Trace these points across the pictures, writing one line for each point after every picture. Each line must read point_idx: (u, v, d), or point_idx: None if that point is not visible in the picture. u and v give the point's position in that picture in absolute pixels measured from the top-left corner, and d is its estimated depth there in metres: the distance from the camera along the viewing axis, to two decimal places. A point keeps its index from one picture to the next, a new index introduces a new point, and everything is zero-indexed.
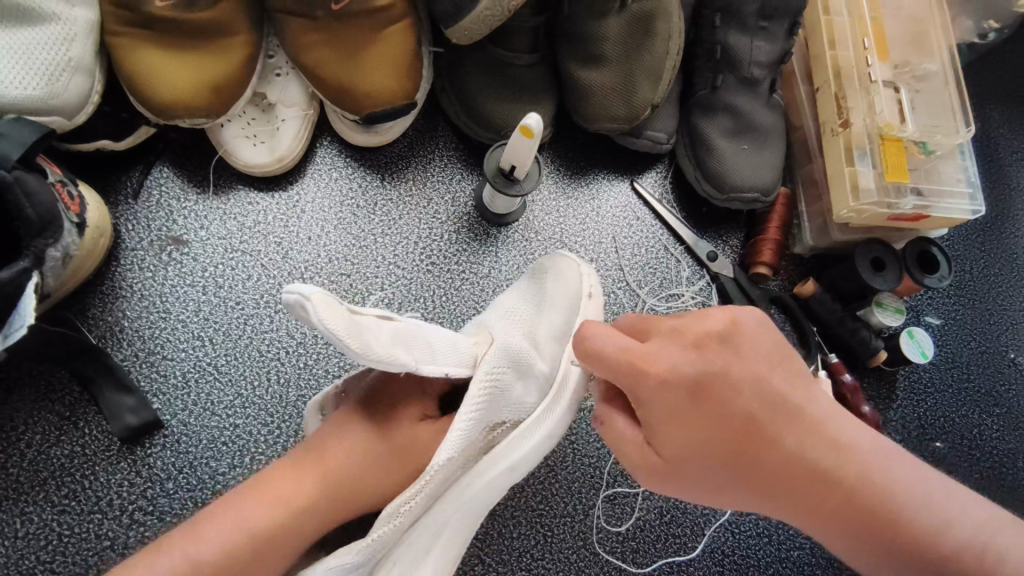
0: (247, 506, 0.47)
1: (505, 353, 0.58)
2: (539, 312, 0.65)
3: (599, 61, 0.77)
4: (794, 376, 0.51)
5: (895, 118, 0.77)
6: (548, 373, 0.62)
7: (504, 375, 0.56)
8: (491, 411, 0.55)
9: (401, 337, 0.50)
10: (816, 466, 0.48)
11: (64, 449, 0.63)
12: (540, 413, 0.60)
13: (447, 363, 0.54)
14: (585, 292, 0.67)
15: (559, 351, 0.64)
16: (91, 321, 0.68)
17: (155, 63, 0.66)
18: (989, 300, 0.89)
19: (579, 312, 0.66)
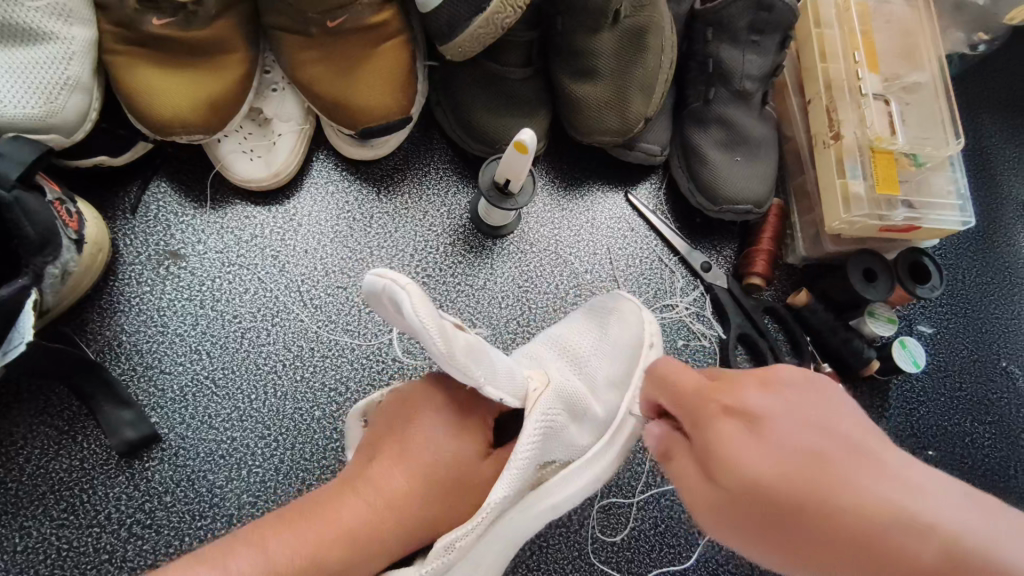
0: (310, 525, 0.46)
1: (560, 394, 0.57)
2: (597, 350, 0.66)
3: (592, 76, 0.78)
4: (877, 436, 0.40)
5: (885, 131, 0.78)
6: (603, 417, 0.63)
7: (559, 417, 0.56)
8: (543, 450, 0.56)
9: (473, 348, 0.51)
10: (864, 525, 0.35)
11: (63, 463, 0.64)
12: (591, 455, 0.62)
13: (504, 389, 0.53)
14: (644, 341, 0.68)
15: (615, 400, 0.65)
16: (89, 336, 0.68)
17: (153, 81, 0.67)
18: (981, 309, 0.90)
19: (639, 362, 0.66)
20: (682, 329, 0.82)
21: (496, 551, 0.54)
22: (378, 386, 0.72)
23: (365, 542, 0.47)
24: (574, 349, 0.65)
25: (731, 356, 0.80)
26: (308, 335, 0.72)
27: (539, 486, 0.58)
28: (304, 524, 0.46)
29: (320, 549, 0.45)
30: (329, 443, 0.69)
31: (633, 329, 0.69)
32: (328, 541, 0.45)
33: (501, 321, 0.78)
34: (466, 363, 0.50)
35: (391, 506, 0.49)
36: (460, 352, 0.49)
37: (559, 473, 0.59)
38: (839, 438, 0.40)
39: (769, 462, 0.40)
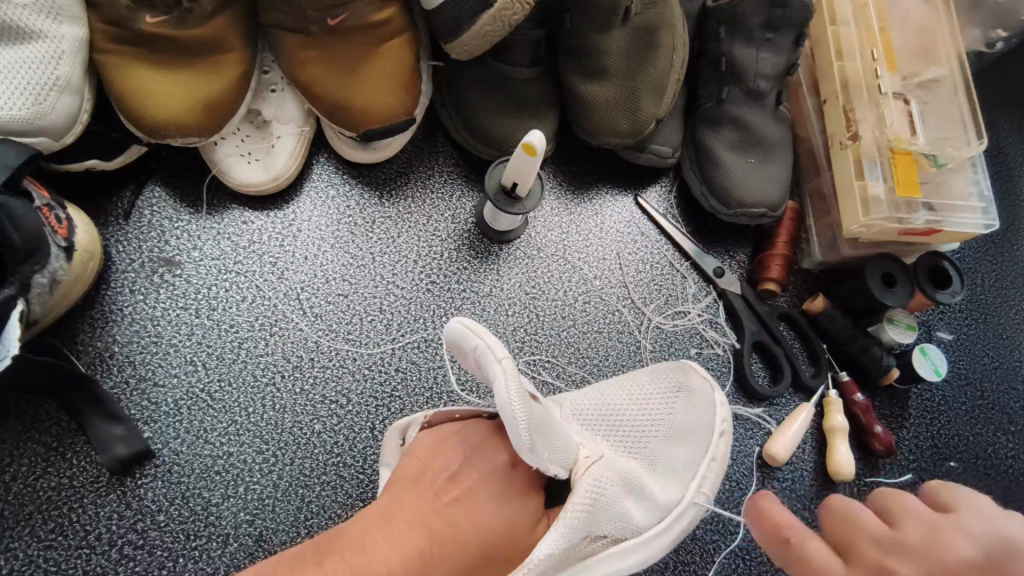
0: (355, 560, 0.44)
1: (612, 468, 0.54)
2: (657, 425, 0.61)
3: (602, 75, 0.76)
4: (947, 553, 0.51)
5: (905, 130, 0.75)
6: (660, 498, 0.58)
7: (608, 491, 0.53)
8: (591, 523, 0.51)
9: (538, 420, 0.49)
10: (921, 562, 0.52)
11: (51, 481, 0.61)
12: (646, 537, 0.55)
13: (554, 464, 0.51)
14: (715, 428, 0.61)
15: (676, 491, 0.59)
16: (79, 347, 0.65)
17: (144, 82, 0.64)
18: (1001, 314, 0.88)
19: (707, 450, 0.60)
20: (695, 336, 0.79)
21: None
22: (381, 398, 0.69)
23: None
24: (632, 422, 0.61)
25: (747, 366, 0.77)
26: (307, 345, 0.70)
27: (586, 558, 0.52)
28: (341, 564, 0.43)
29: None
30: (330, 459, 0.66)
31: (703, 411, 0.62)
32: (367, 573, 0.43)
33: (508, 330, 0.75)
34: (530, 440, 0.48)
35: (431, 547, 0.46)
36: (532, 432, 0.48)
37: (609, 547, 0.53)
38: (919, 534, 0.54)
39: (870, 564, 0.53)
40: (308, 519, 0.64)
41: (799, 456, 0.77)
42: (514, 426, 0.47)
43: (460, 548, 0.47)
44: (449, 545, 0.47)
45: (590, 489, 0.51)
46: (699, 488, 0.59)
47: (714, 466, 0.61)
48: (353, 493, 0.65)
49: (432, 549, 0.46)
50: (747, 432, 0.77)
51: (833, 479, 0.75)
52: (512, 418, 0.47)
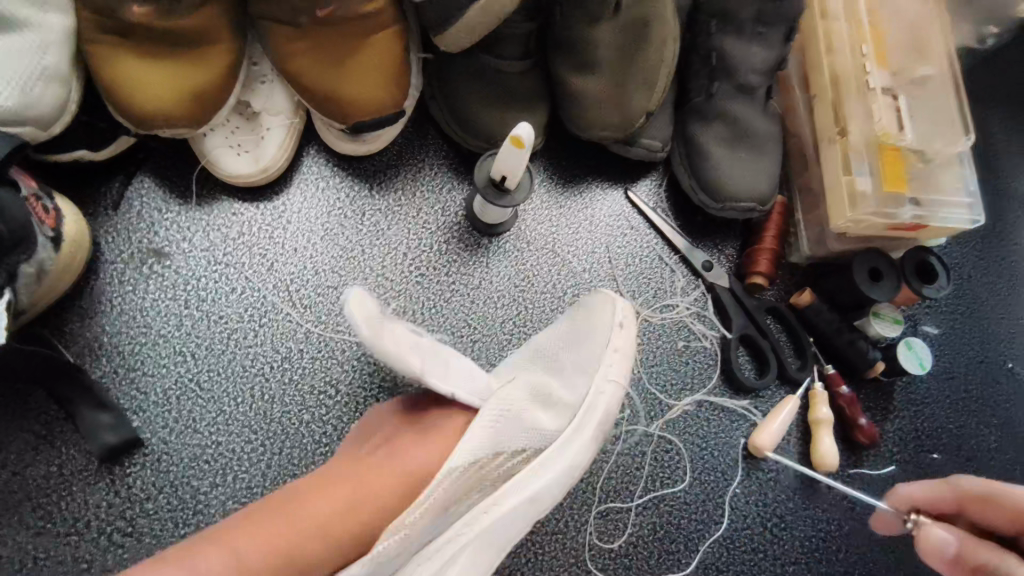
0: (290, 516, 0.45)
1: (526, 386, 0.59)
2: (565, 342, 0.65)
3: (592, 69, 0.75)
4: None
5: (894, 125, 0.75)
6: (570, 400, 0.62)
7: (518, 403, 0.57)
8: (502, 436, 0.55)
9: (421, 346, 0.55)
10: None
11: (40, 469, 0.62)
12: (564, 440, 0.60)
13: (458, 385, 0.55)
14: (614, 323, 0.66)
15: (585, 381, 0.63)
16: (69, 337, 0.66)
17: (132, 73, 0.64)
18: (987, 309, 0.88)
19: (609, 344, 0.65)
20: (683, 329, 0.80)
21: (478, 549, 0.54)
22: (369, 389, 0.70)
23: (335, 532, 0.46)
24: (561, 359, 0.64)
25: (733, 358, 0.78)
26: (297, 336, 0.70)
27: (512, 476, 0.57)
28: (276, 518, 0.45)
29: (290, 543, 0.44)
30: (318, 449, 0.67)
31: (604, 316, 0.66)
32: (303, 524, 0.45)
33: (497, 322, 0.76)
34: (423, 366, 0.54)
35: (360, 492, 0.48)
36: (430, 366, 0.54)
37: (532, 462, 0.58)
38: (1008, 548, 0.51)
39: None
40: None
41: (785, 448, 0.78)
42: (414, 360, 0.54)
43: (379, 495, 0.49)
44: (375, 491, 0.49)
45: (498, 408, 0.55)
46: (606, 374, 0.64)
47: (616, 356, 0.65)
48: None
49: (354, 501, 0.48)
50: (733, 425, 0.78)
51: (818, 469, 0.77)
52: (412, 353, 0.54)
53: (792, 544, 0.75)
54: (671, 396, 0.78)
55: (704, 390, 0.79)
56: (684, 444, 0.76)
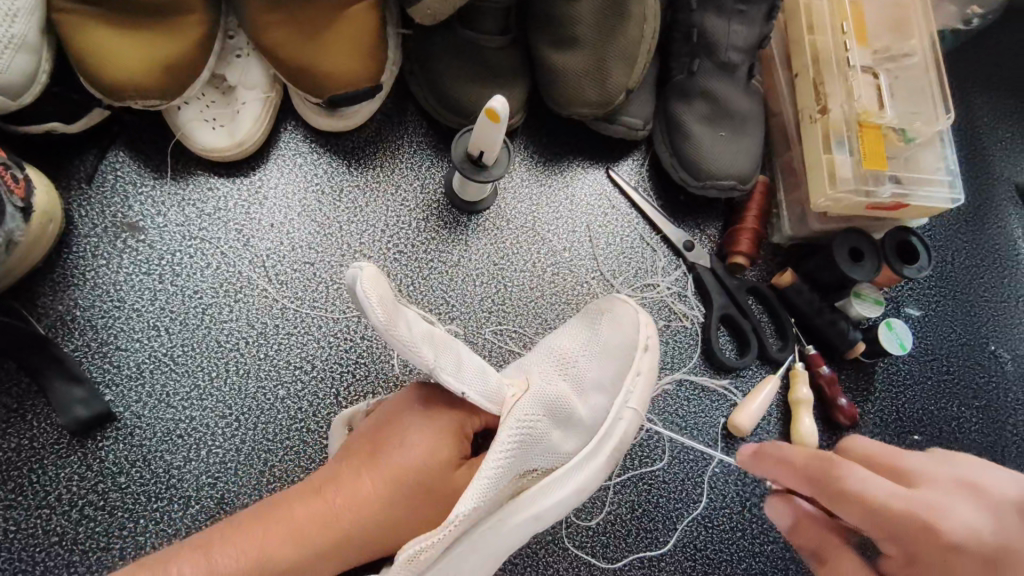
0: (276, 525, 0.47)
1: (542, 400, 0.56)
2: (587, 355, 0.63)
3: (571, 44, 0.75)
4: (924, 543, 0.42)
5: (873, 104, 0.76)
6: (588, 422, 0.60)
7: (539, 423, 0.55)
8: (521, 460, 0.53)
9: (434, 339, 0.53)
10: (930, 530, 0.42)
11: (11, 441, 0.61)
12: (578, 461, 0.59)
13: (467, 381, 0.52)
14: (639, 343, 0.65)
15: (604, 402, 0.62)
16: (41, 310, 0.65)
17: (101, 43, 0.63)
18: (970, 292, 0.88)
19: (632, 365, 0.64)
20: (664, 309, 0.80)
21: (476, 566, 0.52)
22: (345, 365, 0.69)
23: (314, 537, 0.47)
24: (578, 368, 0.62)
25: (714, 338, 0.78)
26: (273, 311, 0.70)
27: (519, 495, 0.55)
28: (261, 527, 0.47)
29: (265, 550, 0.45)
30: (293, 424, 0.66)
31: (627, 330, 0.65)
32: (291, 531, 0.47)
33: (475, 300, 0.75)
34: (436, 360, 0.51)
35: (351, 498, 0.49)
36: (446, 361, 0.52)
37: (540, 481, 0.56)
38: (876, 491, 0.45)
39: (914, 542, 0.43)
40: (270, 483, 0.64)
41: (764, 427, 0.78)
42: (428, 351, 0.51)
43: (371, 502, 0.49)
44: (367, 499, 0.49)
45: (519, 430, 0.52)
46: (626, 399, 0.63)
47: (638, 380, 0.64)
48: (316, 457, 0.66)
49: (341, 508, 0.48)
50: (712, 404, 0.78)
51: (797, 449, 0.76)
52: (424, 345, 0.51)
53: (771, 523, 0.75)
54: None
55: (684, 369, 0.78)
56: (663, 423, 0.76)
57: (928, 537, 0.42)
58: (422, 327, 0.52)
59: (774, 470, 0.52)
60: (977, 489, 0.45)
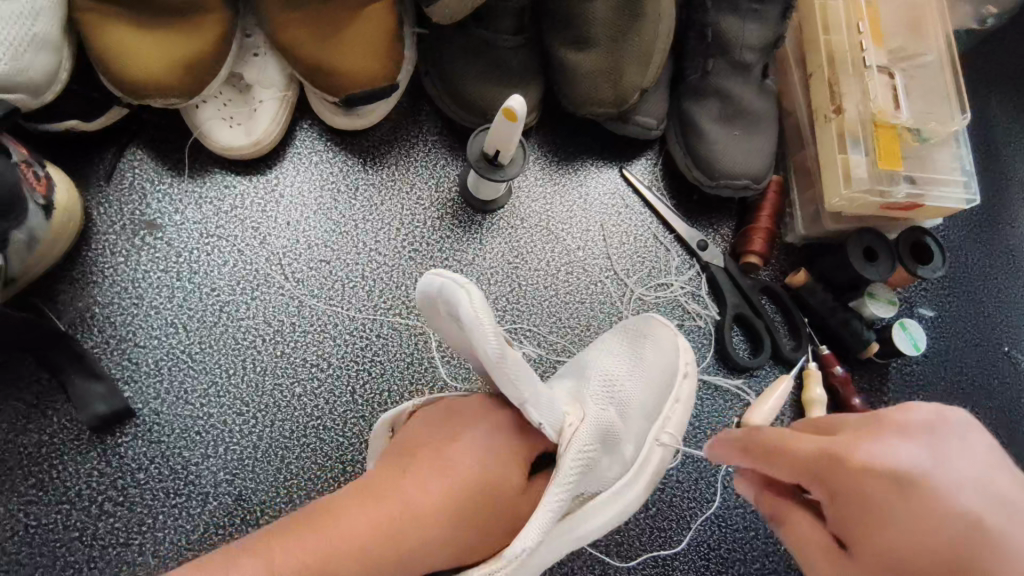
0: (335, 532, 0.44)
1: (599, 430, 0.55)
2: (633, 379, 0.63)
3: (587, 44, 0.75)
4: (845, 474, 0.42)
5: (890, 104, 0.75)
6: (631, 445, 0.61)
7: (596, 450, 0.54)
8: (578, 487, 0.53)
9: (516, 347, 0.51)
10: (851, 471, 0.41)
11: (32, 437, 0.62)
12: (621, 486, 0.58)
13: (544, 416, 0.51)
14: (682, 369, 0.65)
15: (645, 425, 0.62)
16: (61, 306, 0.66)
17: (122, 43, 0.64)
18: (984, 292, 0.88)
19: (673, 390, 0.64)
20: (677, 308, 0.80)
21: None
22: (361, 363, 0.70)
23: (374, 548, 0.45)
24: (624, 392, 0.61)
25: (727, 337, 0.78)
26: (289, 308, 0.70)
27: (567, 519, 0.54)
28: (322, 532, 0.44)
29: (325, 555, 0.43)
30: (310, 422, 0.67)
31: (668, 353, 0.66)
32: (350, 541, 0.44)
33: (490, 299, 0.75)
34: (524, 395, 0.50)
35: (410, 515, 0.47)
36: (532, 396, 0.50)
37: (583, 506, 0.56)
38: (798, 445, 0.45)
39: (837, 486, 0.42)
40: (286, 480, 0.65)
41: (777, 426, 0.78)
42: (516, 387, 0.50)
43: (431, 519, 0.47)
44: (427, 517, 0.47)
45: (580, 461, 0.51)
46: (664, 424, 0.63)
47: (676, 406, 0.64)
48: (332, 454, 0.66)
49: (401, 522, 0.46)
50: (725, 404, 0.78)
51: None
52: (518, 381, 0.50)
53: None
54: None
55: (698, 368, 0.78)
56: None
57: (838, 472, 0.42)
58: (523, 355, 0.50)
59: (724, 455, 0.50)
60: (884, 422, 0.43)
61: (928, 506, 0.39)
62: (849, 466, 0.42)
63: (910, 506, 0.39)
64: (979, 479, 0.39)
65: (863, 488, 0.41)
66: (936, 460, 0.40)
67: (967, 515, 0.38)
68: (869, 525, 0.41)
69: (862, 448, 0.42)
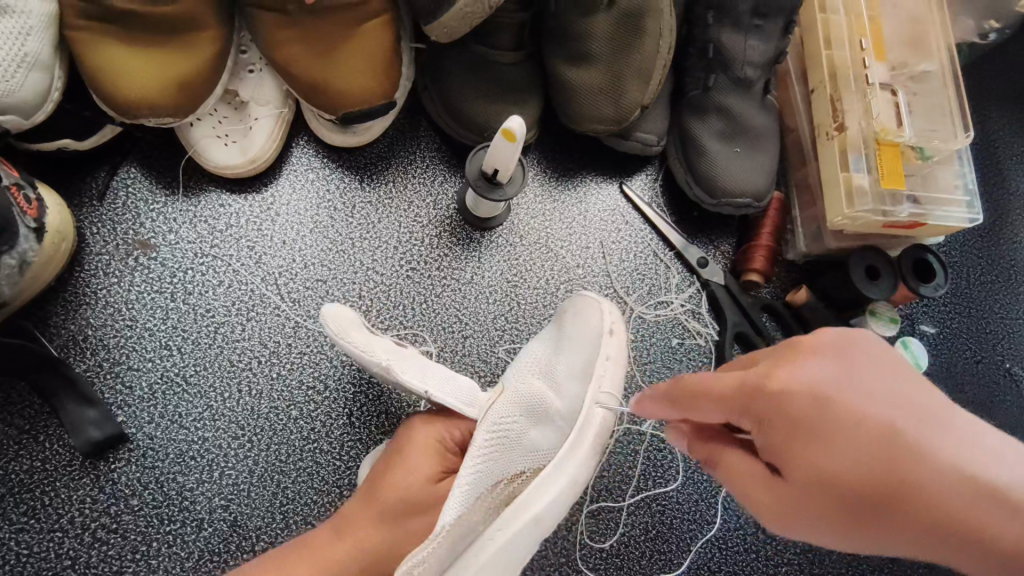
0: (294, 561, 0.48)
1: (516, 403, 0.57)
2: (558, 352, 0.61)
3: (586, 60, 0.74)
4: (776, 400, 0.41)
5: (892, 122, 0.75)
6: (568, 415, 0.58)
7: (515, 425, 0.56)
8: (500, 466, 0.54)
9: (399, 351, 0.58)
10: (785, 395, 0.40)
11: (24, 464, 0.61)
12: (562, 458, 0.57)
13: (445, 395, 0.56)
14: (603, 329, 0.62)
15: (580, 389, 0.59)
16: (53, 330, 0.65)
17: (119, 62, 0.63)
18: (985, 308, 0.87)
19: (599, 351, 0.61)
20: (677, 327, 0.79)
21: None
22: (358, 385, 0.69)
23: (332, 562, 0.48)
24: (552, 367, 0.60)
25: (727, 356, 0.77)
26: (286, 329, 0.69)
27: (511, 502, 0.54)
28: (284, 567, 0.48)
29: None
30: (306, 445, 0.66)
31: (592, 316, 0.63)
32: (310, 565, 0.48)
33: (488, 318, 0.74)
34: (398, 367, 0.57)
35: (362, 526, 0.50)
36: (409, 368, 0.57)
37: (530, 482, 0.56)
38: (722, 380, 0.43)
39: (768, 413, 0.41)
40: (283, 505, 0.64)
41: None
42: (387, 359, 0.57)
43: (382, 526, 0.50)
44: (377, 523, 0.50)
45: (493, 437, 0.54)
46: (600, 384, 0.60)
47: (608, 365, 0.61)
48: (329, 479, 0.65)
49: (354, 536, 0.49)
50: None
51: None
52: (388, 355, 0.58)
53: (786, 544, 0.74)
54: None
55: None
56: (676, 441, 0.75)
57: (763, 401, 0.41)
58: (388, 341, 0.59)
59: (650, 407, 0.48)
60: (801, 344, 0.42)
61: (850, 420, 0.39)
62: (786, 389, 0.40)
63: (843, 419, 0.39)
64: (896, 387, 0.40)
65: (790, 410, 0.40)
66: (849, 372, 0.40)
67: (890, 423, 0.38)
68: (804, 449, 0.40)
69: (778, 376, 0.41)
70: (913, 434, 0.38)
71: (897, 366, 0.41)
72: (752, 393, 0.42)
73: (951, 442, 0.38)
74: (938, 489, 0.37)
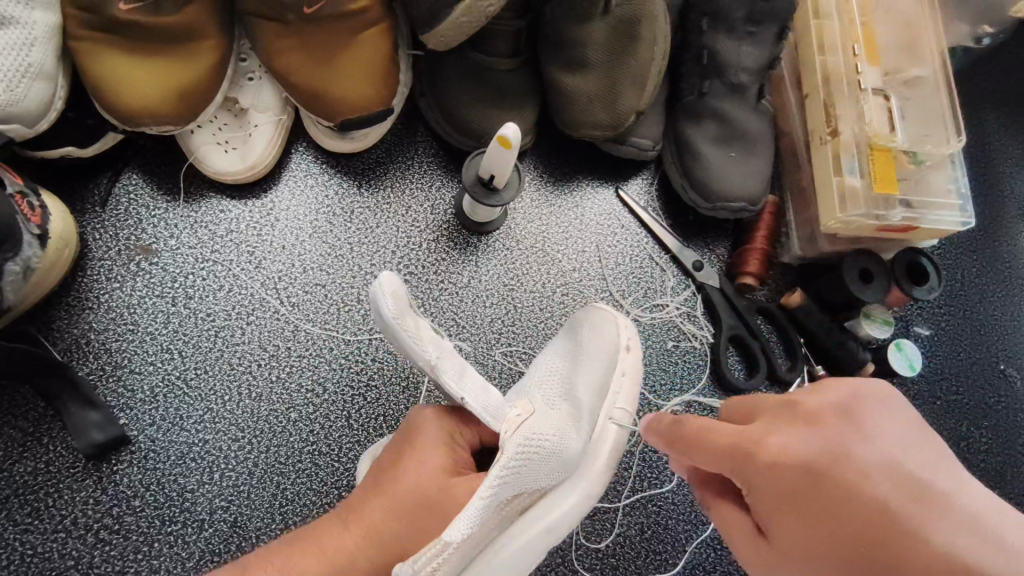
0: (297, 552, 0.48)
1: (544, 421, 0.55)
2: (575, 366, 0.63)
3: (582, 66, 0.75)
4: (765, 466, 0.43)
5: (884, 127, 0.76)
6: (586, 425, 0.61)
7: (546, 444, 0.53)
8: (524, 480, 0.52)
9: (438, 344, 0.53)
10: (774, 460, 0.43)
11: (28, 466, 0.62)
12: (576, 471, 0.59)
13: (478, 400, 0.52)
14: (620, 345, 0.66)
15: (596, 402, 0.63)
16: (56, 333, 0.66)
17: (121, 72, 0.64)
18: (979, 310, 0.88)
19: (616, 368, 0.65)
20: (672, 330, 0.80)
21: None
22: (356, 387, 0.70)
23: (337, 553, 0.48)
24: (572, 381, 0.62)
25: (723, 359, 0.77)
26: (285, 333, 0.70)
27: (526, 512, 0.54)
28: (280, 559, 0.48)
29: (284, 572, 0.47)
30: (305, 447, 0.67)
31: (609, 336, 0.66)
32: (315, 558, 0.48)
33: (486, 322, 0.75)
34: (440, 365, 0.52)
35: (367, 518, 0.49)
36: (450, 366, 0.52)
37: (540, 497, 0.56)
38: (720, 436, 0.46)
39: (756, 478, 0.43)
40: (282, 506, 0.65)
41: None
42: (431, 353, 0.52)
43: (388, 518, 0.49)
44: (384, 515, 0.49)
45: (524, 451, 0.50)
46: (614, 400, 0.64)
47: (624, 380, 0.65)
48: (328, 480, 0.66)
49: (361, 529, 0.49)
50: None
51: None
52: (431, 348, 0.52)
53: None
54: (660, 395, 0.78)
55: (694, 390, 0.78)
56: None
57: (751, 465, 0.44)
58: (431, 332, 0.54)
59: (655, 440, 0.53)
60: (801, 410, 0.44)
61: (840, 492, 0.39)
62: (775, 454, 0.43)
63: (830, 493, 0.40)
64: (895, 460, 0.39)
65: (777, 477, 0.42)
66: (846, 441, 0.41)
67: (879, 500, 0.38)
68: (788, 516, 0.42)
69: (768, 443, 0.43)
70: (907, 510, 0.37)
71: (906, 444, 0.40)
72: (743, 454, 0.44)
73: (943, 524, 0.35)
74: (921, 563, 0.35)
